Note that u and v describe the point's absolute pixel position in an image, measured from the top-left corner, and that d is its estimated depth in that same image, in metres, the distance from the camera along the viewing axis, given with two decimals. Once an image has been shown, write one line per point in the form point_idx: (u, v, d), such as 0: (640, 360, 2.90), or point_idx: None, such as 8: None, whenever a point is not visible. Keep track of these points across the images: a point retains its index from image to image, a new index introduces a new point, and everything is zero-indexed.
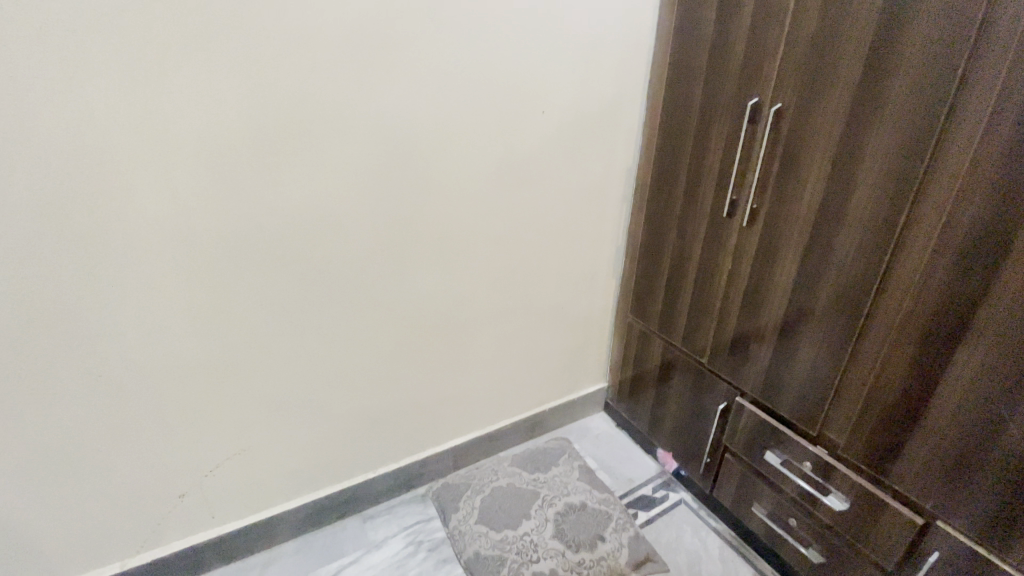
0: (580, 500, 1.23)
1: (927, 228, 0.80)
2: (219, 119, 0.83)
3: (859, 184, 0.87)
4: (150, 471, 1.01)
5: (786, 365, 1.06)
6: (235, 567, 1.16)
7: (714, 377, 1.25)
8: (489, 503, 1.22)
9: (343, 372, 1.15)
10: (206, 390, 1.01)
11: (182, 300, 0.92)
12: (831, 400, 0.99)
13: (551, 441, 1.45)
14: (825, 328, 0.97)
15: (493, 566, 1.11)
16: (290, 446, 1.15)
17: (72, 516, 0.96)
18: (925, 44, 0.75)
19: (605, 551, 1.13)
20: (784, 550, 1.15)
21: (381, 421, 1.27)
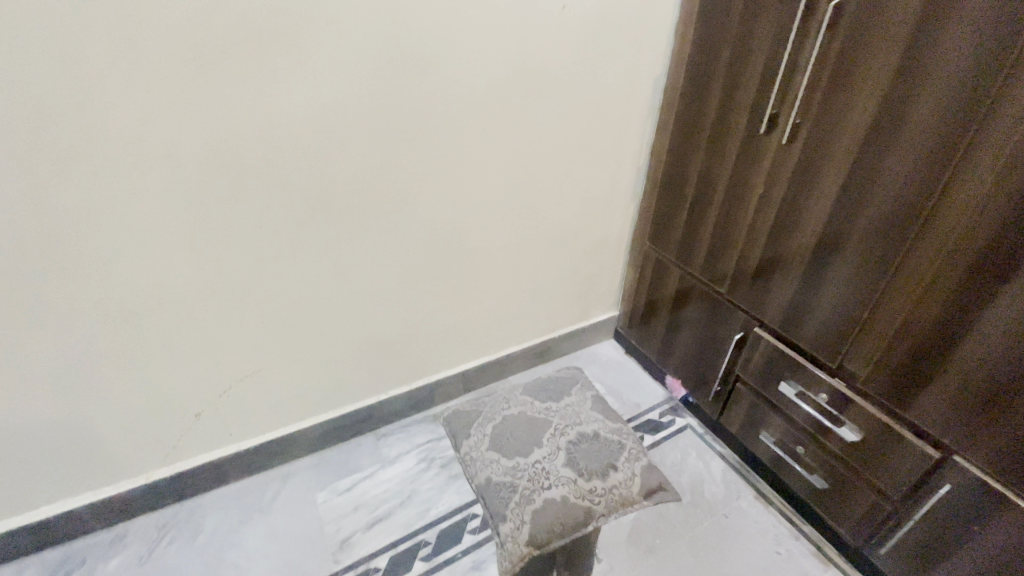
0: (592, 429, 1.12)
1: (952, 216, 0.77)
2: (196, 12, 0.73)
3: (889, 161, 0.83)
4: (163, 390, 1.01)
5: (810, 299, 1.01)
6: (257, 479, 1.21)
7: (731, 307, 1.21)
8: (500, 433, 1.10)
9: (351, 296, 1.12)
10: (211, 313, 0.98)
11: (177, 221, 0.87)
12: (852, 341, 0.96)
13: (565, 368, 1.31)
14: (854, 269, 0.92)
15: (504, 489, 1.02)
16: (301, 369, 1.16)
17: (92, 432, 0.98)
18: (982, 17, 0.68)
19: (619, 480, 1.04)
20: (788, 474, 1.17)
21: (391, 345, 1.26)
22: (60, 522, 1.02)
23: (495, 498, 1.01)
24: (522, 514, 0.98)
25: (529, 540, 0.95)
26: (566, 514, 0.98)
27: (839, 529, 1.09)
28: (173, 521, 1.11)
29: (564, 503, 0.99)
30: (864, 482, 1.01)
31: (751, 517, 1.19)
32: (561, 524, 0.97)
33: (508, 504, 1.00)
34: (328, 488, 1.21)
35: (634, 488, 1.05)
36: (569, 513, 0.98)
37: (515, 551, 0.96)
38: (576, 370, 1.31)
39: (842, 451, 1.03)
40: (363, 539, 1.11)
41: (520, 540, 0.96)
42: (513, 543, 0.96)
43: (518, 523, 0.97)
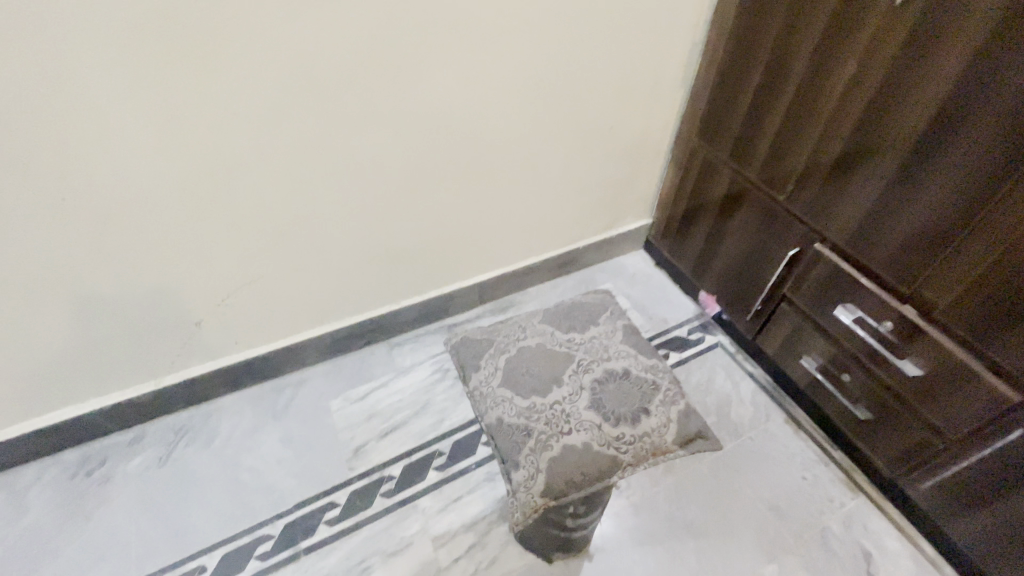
0: (621, 367, 0.94)
1: (994, 235, 0.73)
2: None
3: (941, 165, 0.77)
4: (155, 298, 0.94)
5: (892, 215, 0.85)
6: (269, 385, 1.19)
7: (789, 221, 1.04)
8: (514, 366, 0.95)
9: (352, 198, 0.99)
10: (194, 217, 0.87)
11: (135, 102, 0.72)
12: (929, 269, 0.83)
13: (589, 292, 1.10)
14: (949, 192, 0.77)
15: (517, 432, 0.87)
16: (304, 279, 1.07)
17: (88, 341, 0.94)
18: None
19: (650, 427, 0.88)
20: (826, 402, 1.08)
21: (402, 254, 1.15)
22: (77, 424, 1.02)
23: (508, 432, 0.87)
24: (536, 462, 0.83)
25: (545, 490, 0.82)
26: (587, 465, 0.83)
27: (875, 461, 1.02)
28: (189, 425, 1.11)
29: (587, 451, 0.84)
30: (917, 418, 0.91)
31: (779, 441, 1.13)
32: (584, 475, 0.82)
33: (521, 450, 0.85)
34: (341, 397, 1.18)
35: (669, 430, 0.90)
36: (592, 463, 0.84)
37: (533, 488, 0.82)
38: (605, 295, 1.09)
39: (896, 384, 0.92)
40: (377, 448, 1.10)
41: (536, 478, 0.83)
42: (532, 471, 0.83)
43: (533, 458, 0.84)
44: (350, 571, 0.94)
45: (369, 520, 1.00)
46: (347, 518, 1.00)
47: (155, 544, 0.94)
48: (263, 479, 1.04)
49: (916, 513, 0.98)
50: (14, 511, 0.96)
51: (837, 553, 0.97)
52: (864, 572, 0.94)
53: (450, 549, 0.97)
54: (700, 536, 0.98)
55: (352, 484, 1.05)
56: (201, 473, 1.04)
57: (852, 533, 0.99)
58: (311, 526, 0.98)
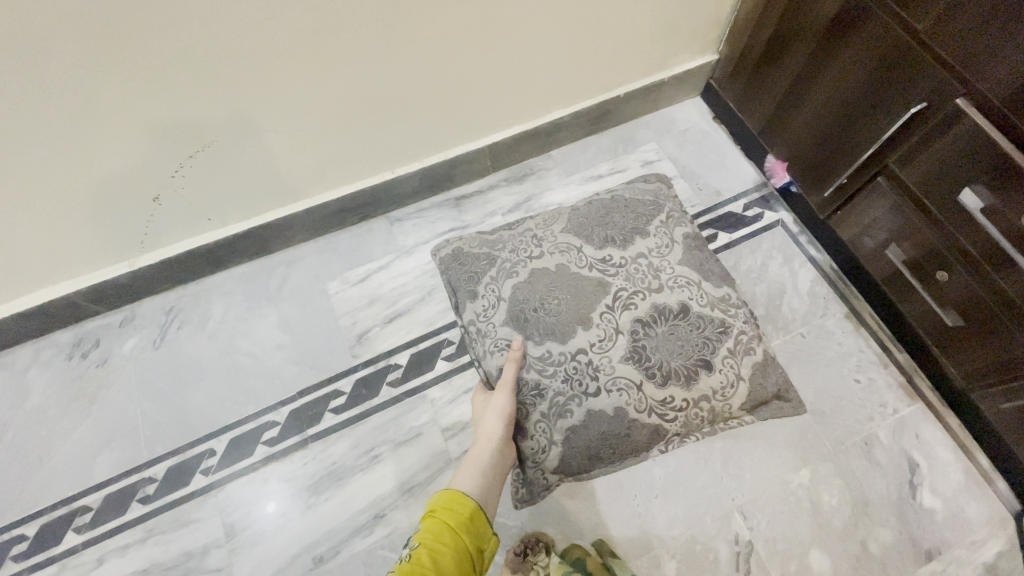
0: (677, 302, 0.76)
1: None
2: None
3: None
4: (88, 171, 0.76)
5: None
6: (259, 264, 1.07)
7: (925, 64, 0.74)
8: (524, 302, 0.78)
9: (307, 32, 0.71)
10: (95, 62, 0.64)
11: None
12: None
13: (638, 182, 0.90)
14: None
15: (533, 393, 0.74)
16: (273, 146, 0.86)
17: (27, 223, 0.79)
18: None
19: (711, 387, 0.74)
20: (903, 299, 0.91)
21: (393, 111, 0.91)
22: (56, 308, 0.94)
23: (525, 395, 0.75)
24: (550, 433, 0.73)
25: (559, 466, 0.74)
26: (616, 430, 0.73)
27: (947, 368, 0.88)
28: (180, 306, 1.02)
29: (619, 418, 0.73)
30: (1022, 335, 0.73)
31: (835, 339, 0.99)
32: (612, 450, 0.73)
33: (531, 415, 0.74)
34: (339, 278, 1.06)
35: (735, 391, 0.75)
36: (624, 430, 0.73)
37: (544, 463, 0.74)
38: (659, 186, 0.89)
39: (1015, 294, 0.72)
40: (381, 335, 1.01)
41: (549, 452, 0.73)
42: (545, 444, 0.73)
43: (547, 425, 0.73)
44: (358, 459, 0.91)
45: (376, 410, 0.95)
46: (353, 407, 0.95)
47: (161, 428, 0.92)
48: (262, 365, 0.97)
49: (981, 428, 0.87)
50: (18, 392, 0.94)
51: (879, 462, 0.89)
52: (906, 482, 0.88)
53: (460, 441, 0.93)
54: (729, 438, 0.91)
55: (356, 372, 0.98)
56: (198, 358, 0.98)
57: (901, 443, 0.90)
58: (316, 414, 0.94)
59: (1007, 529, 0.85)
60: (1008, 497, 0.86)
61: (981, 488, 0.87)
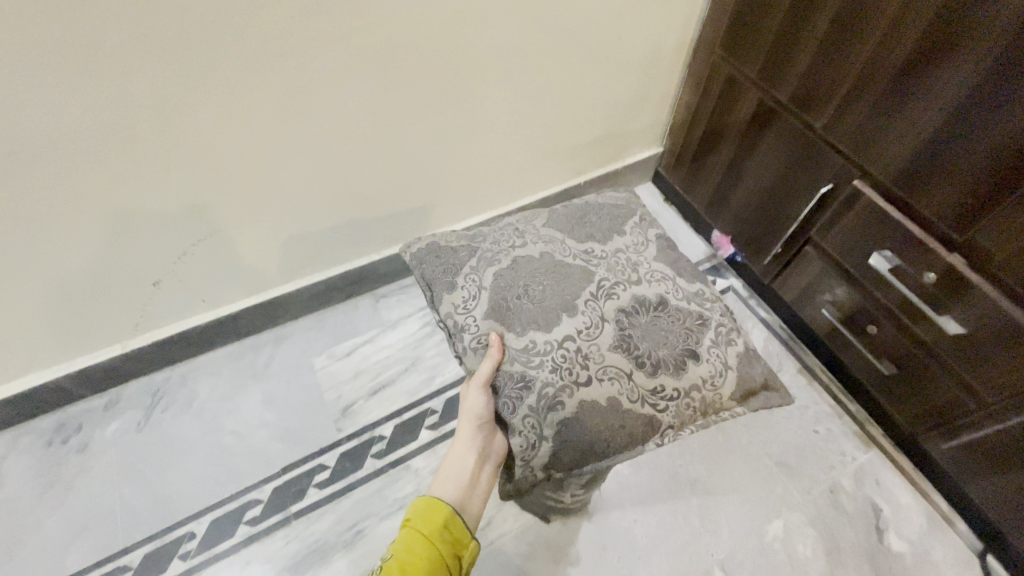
0: (657, 294, 0.70)
1: (1002, 237, 0.70)
2: None
3: (967, 150, 0.70)
4: (97, 260, 0.82)
5: (942, 155, 0.73)
6: (246, 344, 1.11)
7: (934, 39, 0.69)
8: (507, 289, 0.69)
9: (309, 139, 0.84)
10: (120, 163, 0.72)
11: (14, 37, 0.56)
12: (975, 228, 0.72)
13: (611, 191, 0.84)
14: (985, 153, 0.68)
15: (519, 387, 0.64)
16: (271, 232, 0.95)
17: (29, 312, 0.83)
18: None
19: (701, 376, 0.66)
20: (929, 316, 0.81)
21: (379, 199, 1.02)
22: (41, 395, 0.95)
23: (510, 390, 0.64)
24: (539, 428, 0.63)
25: (549, 462, 0.64)
26: (609, 423, 0.63)
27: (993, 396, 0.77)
28: (166, 387, 1.04)
29: (611, 410, 0.63)
30: (947, 379, 0.83)
31: (792, 394, 1.07)
32: (604, 442, 0.63)
33: (517, 408, 0.64)
34: (325, 354, 1.11)
35: (724, 381, 0.68)
36: (617, 422, 0.63)
37: (533, 462, 0.63)
38: (628, 195, 0.84)
39: (930, 341, 0.83)
40: (365, 407, 1.04)
41: (540, 449, 0.63)
42: (534, 439, 0.63)
43: (536, 420, 0.63)
44: (342, 535, 0.91)
45: (361, 482, 0.96)
46: (339, 481, 0.96)
47: (139, 514, 0.91)
48: (246, 444, 0.99)
49: (931, 468, 0.94)
50: None
51: (846, 510, 0.93)
52: (873, 527, 0.92)
53: None
54: (704, 494, 0.95)
55: (341, 445, 1.00)
56: (181, 439, 0.99)
57: (863, 489, 0.96)
58: (300, 490, 0.95)
59: (972, 569, 0.89)
60: (969, 537, 0.91)
61: (942, 529, 0.92)
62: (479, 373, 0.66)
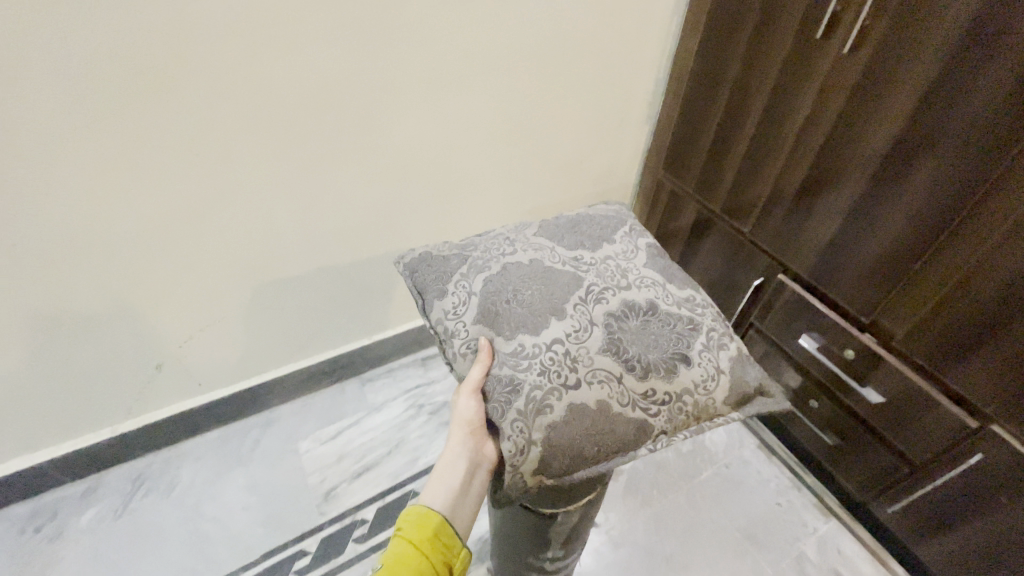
0: (646, 299, 0.61)
1: (899, 319, 0.84)
2: None
3: (860, 250, 0.86)
4: (112, 342, 0.90)
5: (841, 254, 0.89)
6: (233, 428, 1.14)
7: (868, 80, 0.77)
8: (497, 293, 0.61)
9: (319, 237, 0.98)
10: (147, 256, 0.83)
11: (91, 159, 0.70)
12: (880, 312, 0.86)
13: (600, 207, 0.80)
14: (874, 252, 0.84)
15: (506, 391, 0.54)
16: (273, 319, 1.05)
17: (35, 393, 0.88)
18: (951, 156, 0.70)
19: (693, 381, 0.56)
20: (947, 315, 0.77)
21: (373, 290, 1.14)
22: (22, 480, 0.95)
23: (498, 394, 0.55)
24: (527, 432, 0.52)
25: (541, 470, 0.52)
26: (599, 431, 0.53)
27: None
28: (148, 472, 1.05)
29: (601, 417, 0.53)
30: (880, 445, 0.93)
31: (754, 468, 1.15)
32: (597, 445, 0.53)
33: (505, 412, 0.53)
34: (311, 437, 1.14)
35: (718, 386, 0.58)
36: (607, 429, 0.53)
37: (523, 468, 0.52)
38: (619, 208, 0.79)
39: (860, 411, 0.94)
40: (348, 490, 1.06)
41: (529, 454, 0.51)
42: (522, 442, 0.52)
43: (523, 423, 0.52)
44: None
45: (341, 568, 0.96)
46: (318, 567, 0.95)
47: None
48: (226, 530, 0.98)
49: (886, 534, 1.01)
50: None
51: None
52: None
53: None
54: (680, 568, 0.98)
55: (322, 530, 1.00)
56: (159, 526, 0.98)
57: (827, 559, 1.01)
58: None
59: None
60: None
61: None
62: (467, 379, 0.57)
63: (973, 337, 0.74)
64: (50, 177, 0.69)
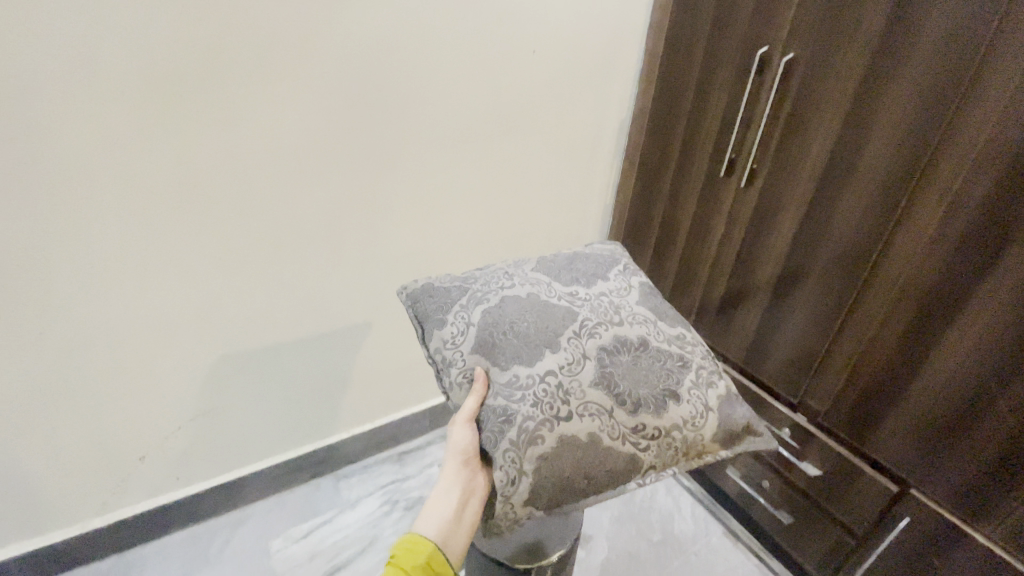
0: (637, 334, 0.67)
1: (819, 395, 0.97)
2: (161, 68, 0.77)
3: (780, 336, 1.01)
4: (104, 432, 0.97)
5: (766, 342, 1.04)
6: (202, 527, 1.14)
7: (766, 200, 0.97)
8: (494, 326, 0.67)
9: (311, 332, 1.11)
10: (160, 341, 0.95)
11: (131, 266, 0.87)
12: (804, 390, 1.00)
13: (597, 245, 0.85)
14: (790, 337, 0.99)
15: (500, 422, 0.61)
16: (258, 411, 1.13)
17: (20, 481, 0.93)
18: (845, 242, 0.87)
19: (682, 417, 0.63)
20: (858, 384, 0.90)
21: (355, 383, 1.23)
22: None
23: (492, 424, 0.61)
24: (518, 462, 0.58)
25: (530, 501, 0.58)
26: (589, 462, 0.59)
27: (976, 455, 0.76)
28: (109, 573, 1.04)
29: (591, 449, 0.59)
30: (827, 519, 1.01)
31: (722, 556, 1.18)
32: (588, 477, 0.59)
33: (498, 441, 0.59)
34: (283, 535, 1.14)
35: (706, 423, 0.64)
36: (596, 460, 0.59)
37: (513, 498, 0.58)
38: (614, 248, 0.84)
39: (804, 485, 1.03)
40: None
41: (519, 484, 0.58)
42: (513, 473, 0.58)
43: (515, 454, 0.58)
44: None
45: None
46: None
47: None
48: None
49: None
50: None
51: None
52: None
53: None
54: None
55: None
56: None
57: None
58: None
59: None
60: None
61: None
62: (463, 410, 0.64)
63: (877, 404, 0.88)
64: (101, 269, 0.85)
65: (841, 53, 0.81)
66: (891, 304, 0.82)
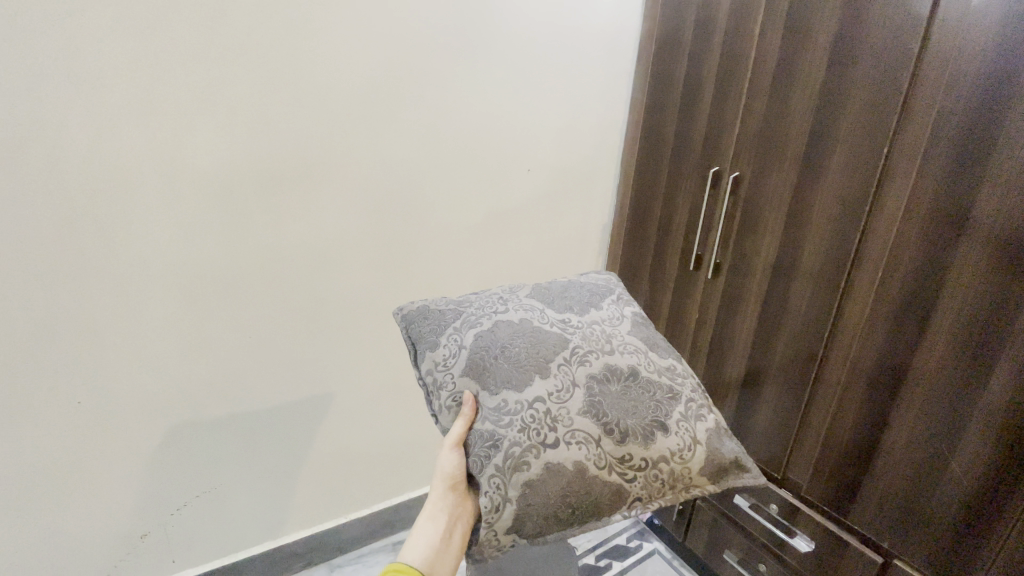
0: (627, 365, 0.77)
1: (801, 465, 1.02)
2: (219, 178, 0.97)
3: (761, 411, 1.08)
4: (116, 509, 1.05)
5: (747, 418, 1.11)
6: None
7: (733, 287, 1.11)
8: (486, 349, 0.76)
9: (321, 410, 1.22)
10: (178, 420, 1.06)
11: (170, 346, 1.02)
12: (788, 462, 1.05)
13: (592, 275, 0.96)
14: (768, 410, 1.07)
15: (488, 446, 0.69)
16: (261, 491, 1.21)
17: (33, 556, 1.01)
18: (802, 319, 0.98)
19: (668, 449, 0.71)
20: (832, 449, 0.95)
21: (356, 465, 1.32)
22: None
23: (480, 448, 0.70)
24: (504, 489, 0.66)
25: (512, 528, 0.66)
26: (575, 488, 0.67)
27: (945, 516, 0.81)
28: None
29: (577, 476, 0.67)
30: None
31: None
32: (572, 505, 0.67)
33: (485, 466, 0.68)
34: None
35: (693, 455, 0.72)
36: (583, 487, 0.67)
37: (497, 524, 0.65)
38: (608, 279, 0.95)
39: (801, 565, 1.05)
40: None
41: (503, 511, 0.66)
42: (498, 500, 0.66)
43: (501, 479, 0.67)
44: None
45: None
46: None
47: None
48: None
49: None
50: None
51: None
52: None
53: None
54: None
55: None
56: None
57: None
58: None
59: None
60: None
61: None
62: (452, 434, 0.74)
63: (851, 469, 0.93)
64: (138, 353, 0.99)
65: (776, 167, 0.99)
66: (849, 371, 0.91)
